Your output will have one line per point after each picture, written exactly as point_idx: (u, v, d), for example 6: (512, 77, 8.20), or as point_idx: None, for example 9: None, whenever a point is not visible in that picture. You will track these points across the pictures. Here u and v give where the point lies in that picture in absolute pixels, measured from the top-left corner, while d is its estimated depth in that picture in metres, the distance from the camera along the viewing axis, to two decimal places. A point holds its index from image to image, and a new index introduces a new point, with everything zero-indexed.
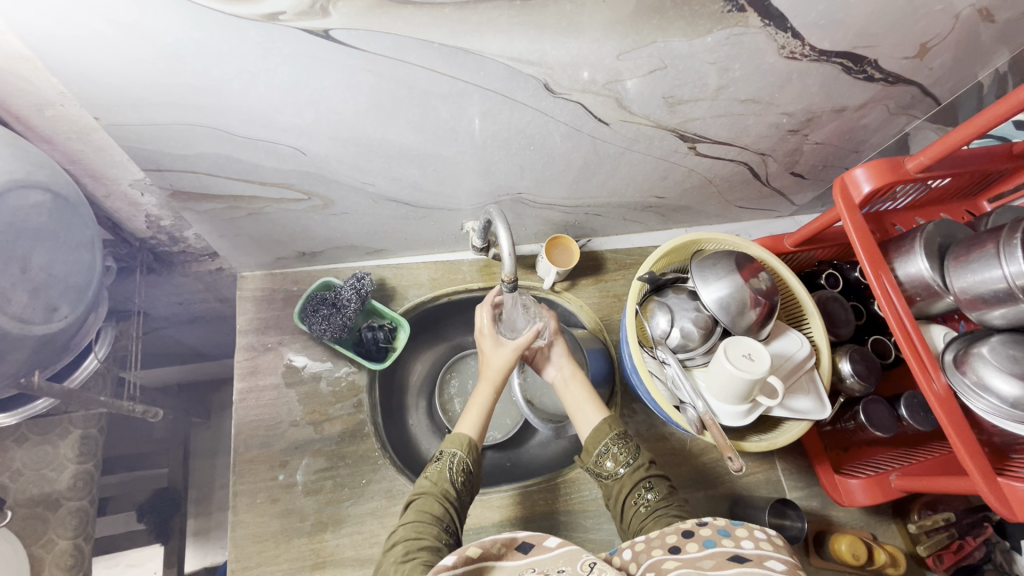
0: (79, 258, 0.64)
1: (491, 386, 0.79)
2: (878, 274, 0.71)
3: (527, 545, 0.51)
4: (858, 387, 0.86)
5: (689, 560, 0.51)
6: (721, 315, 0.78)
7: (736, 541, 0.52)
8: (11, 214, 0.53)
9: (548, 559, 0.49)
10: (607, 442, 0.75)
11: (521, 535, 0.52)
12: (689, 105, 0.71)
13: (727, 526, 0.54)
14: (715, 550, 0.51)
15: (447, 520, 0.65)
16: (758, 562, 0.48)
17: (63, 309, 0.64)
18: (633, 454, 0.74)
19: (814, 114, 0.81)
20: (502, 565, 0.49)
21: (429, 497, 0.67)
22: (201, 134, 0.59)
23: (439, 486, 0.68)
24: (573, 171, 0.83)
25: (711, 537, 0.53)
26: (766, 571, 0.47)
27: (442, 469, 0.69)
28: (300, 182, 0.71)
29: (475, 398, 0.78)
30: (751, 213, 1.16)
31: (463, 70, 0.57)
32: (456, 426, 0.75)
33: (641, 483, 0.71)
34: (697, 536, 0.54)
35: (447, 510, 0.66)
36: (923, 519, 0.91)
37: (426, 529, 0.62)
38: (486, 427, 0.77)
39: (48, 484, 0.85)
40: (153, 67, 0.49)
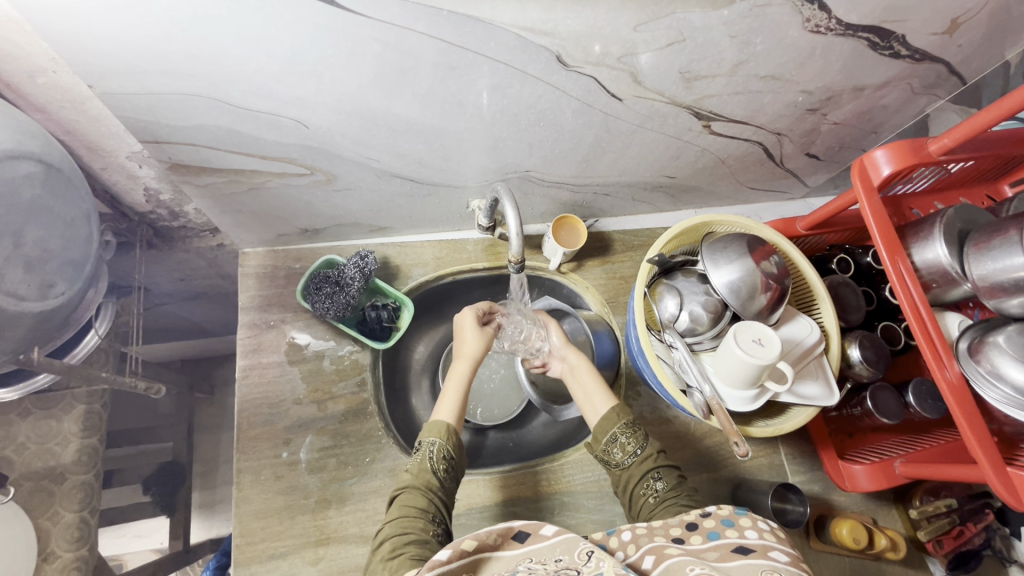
0: (74, 233, 0.62)
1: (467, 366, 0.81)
2: (895, 260, 0.69)
3: (523, 535, 0.51)
4: (866, 373, 0.85)
5: (694, 550, 0.52)
6: (728, 298, 0.77)
7: (740, 530, 0.53)
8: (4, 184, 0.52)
9: (546, 547, 0.49)
10: (615, 431, 0.74)
11: (517, 524, 0.52)
12: (706, 81, 0.68)
13: (731, 515, 0.55)
14: (719, 542, 0.52)
15: (434, 510, 0.65)
16: (762, 552, 0.49)
17: (59, 286, 0.62)
18: (642, 445, 0.73)
19: (834, 93, 0.78)
20: (499, 556, 0.49)
21: (413, 490, 0.66)
22: (200, 105, 0.57)
23: (421, 477, 0.67)
24: (583, 148, 0.80)
25: (715, 528, 0.54)
26: (770, 562, 0.47)
27: (422, 460, 0.69)
28: (302, 156, 0.69)
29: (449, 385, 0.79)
30: (762, 195, 1.14)
31: (472, 40, 0.54)
32: (432, 414, 0.75)
33: (650, 473, 0.71)
34: (701, 528, 0.55)
35: (432, 499, 0.66)
36: (924, 505, 0.92)
37: (412, 523, 0.62)
38: (463, 412, 0.77)
39: (53, 458, 0.84)
40: (148, 32, 0.47)
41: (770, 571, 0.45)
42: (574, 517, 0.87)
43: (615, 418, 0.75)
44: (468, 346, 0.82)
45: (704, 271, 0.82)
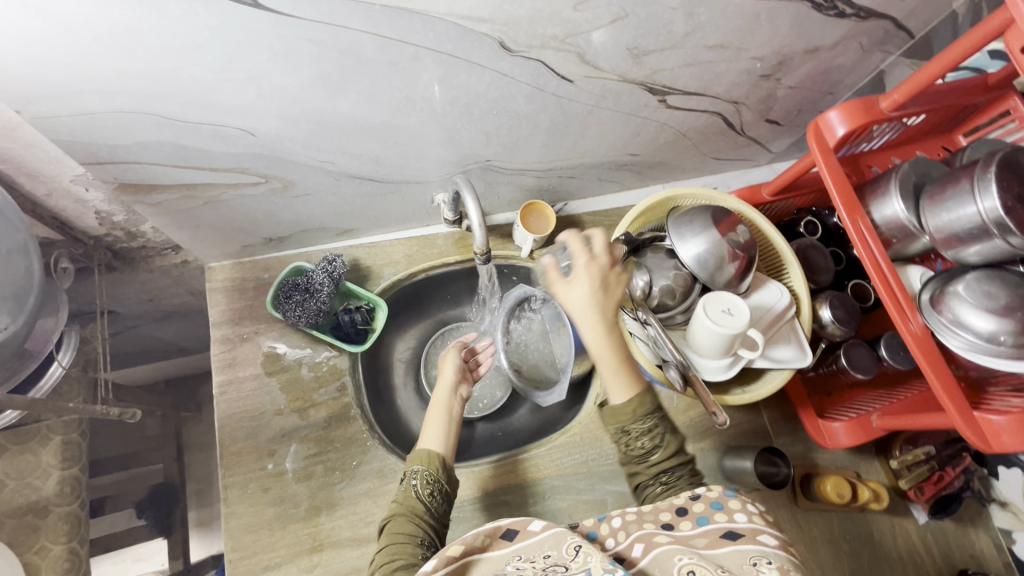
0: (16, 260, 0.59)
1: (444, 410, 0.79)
2: (855, 219, 0.70)
3: (511, 532, 0.53)
4: (838, 332, 0.87)
5: (683, 537, 0.53)
6: (696, 271, 0.78)
7: (729, 514, 0.55)
8: None
9: (534, 544, 0.52)
10: (642, 423, 0.70)
11: (505, 524, 0.54)
12: (655, 55, 0.68)
13: (720, 498, 0.57)
14: (708, 529, 0.54)
15: (422, 535, 0.65)
16: (751, 537, 0.51)
17: (0, 322, 0.59)
18: (660, 440, 0.70)
19: (786, 57, 0.78)
20: (487, 557, 0.52)
21: (399, 517, 0.66)
22: (139, 121, 0.55)
23: (407, 504, 0.68)
24: (542, 133, 0.80)
25: (704, 513, 0.56)
26: (760, 547, 0.49)
27: (407, 490, 0.69)
28: (254, 165, 0.67)
29: (431, 415, 0.78)
30: (729, 165, 1.14)
31: (410, 33, 0.53)
32: (419, 443, 0.74)
33: (663, 470, 0.69)
34: (691, 513, 0.56)
35: (420, 524, 0.66)
36: (904, 454, 0.94)
37: (401, 550, 0.62)
38: (455, 445, 0.76)
39: (35, 492, 0.83)
40: (69, 50, 0.45)
41: (758, 557, 0.48)
42: (566, 500, 0.88)
43: (646, 404, 0.70)
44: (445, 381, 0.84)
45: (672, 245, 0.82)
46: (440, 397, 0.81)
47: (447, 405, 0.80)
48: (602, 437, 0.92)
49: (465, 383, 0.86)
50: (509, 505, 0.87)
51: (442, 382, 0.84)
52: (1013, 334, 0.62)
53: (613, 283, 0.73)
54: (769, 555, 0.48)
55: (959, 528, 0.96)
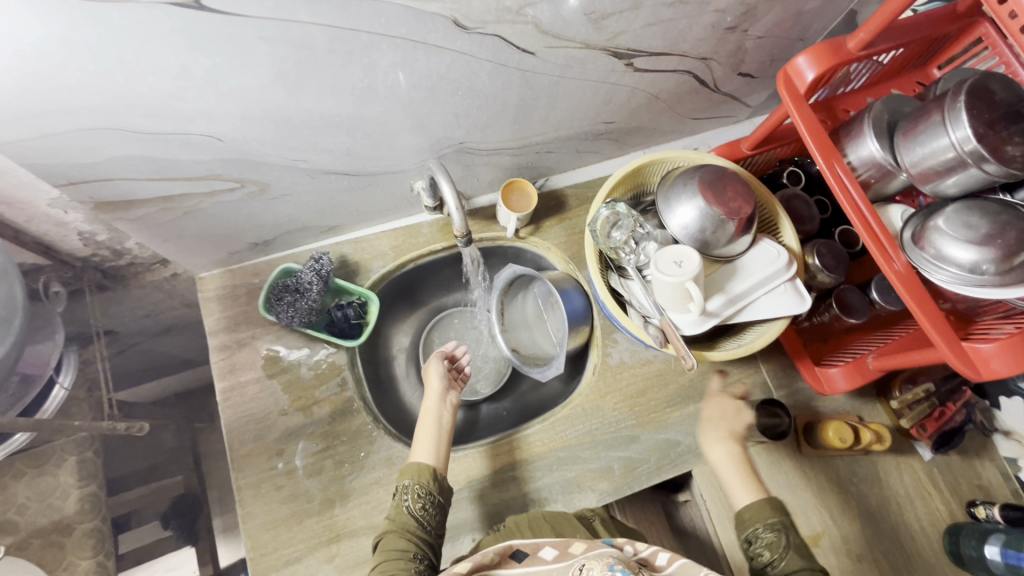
0: None
1: (434, 418, 0.80)
2: (830, 163, 0.70)
3: (521, 554, 0.60)
4: (829, 280, 0.87)
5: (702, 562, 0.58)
6: (725, 211, 0.76)
7: None
8: None
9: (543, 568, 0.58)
10: (761, 529, 0.71)
11: (515, 545, 0.60)
12: (614, 18, 0.67)
13: None
14: None
15: (415, 549, 0.66)
16: None
17: None
18: (784, 553, 0.69)
19: (749, 7, 0.77)
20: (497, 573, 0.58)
21: (392, 532, 0.68)
22: (104, 137, 0.56)
23: (398, 520, 0.69)
24: (511, 110, 0.80)
25: None
26: None
27: (399, 505, 0.70)
28: (226, 170, 0.68)
29: (423, 426, 0.79)
30: (708, 123, 1.14)
31: (361, 20, 0.53)
32: (409, 456, 0.76)
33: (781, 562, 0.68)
34: None
35: (412, 539, 0.67)
36: (904, 394, 0.95)
37: (394, 567, 0.64)
38: (446, 451, 0.77)
39: (57, 511, 0.85)
40: (23, 71, 0.46)
41: None
42: (573, 470, 0.90)
43: (766, 513, 0.72)
44: (432, 392, 0.84)
45: (687, 194, 0.79)
46: (429, 406, 0.82)
47: (435, 412, 0.81)
48: (603, 406, 0.94)
49: (453, 389, 0.86)
50: (517, 480, 0.89)
51: (430, 393, 0.84)
52: (995, 262, 0.62)
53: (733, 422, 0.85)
54: None
55: (965, 460, 0.98)
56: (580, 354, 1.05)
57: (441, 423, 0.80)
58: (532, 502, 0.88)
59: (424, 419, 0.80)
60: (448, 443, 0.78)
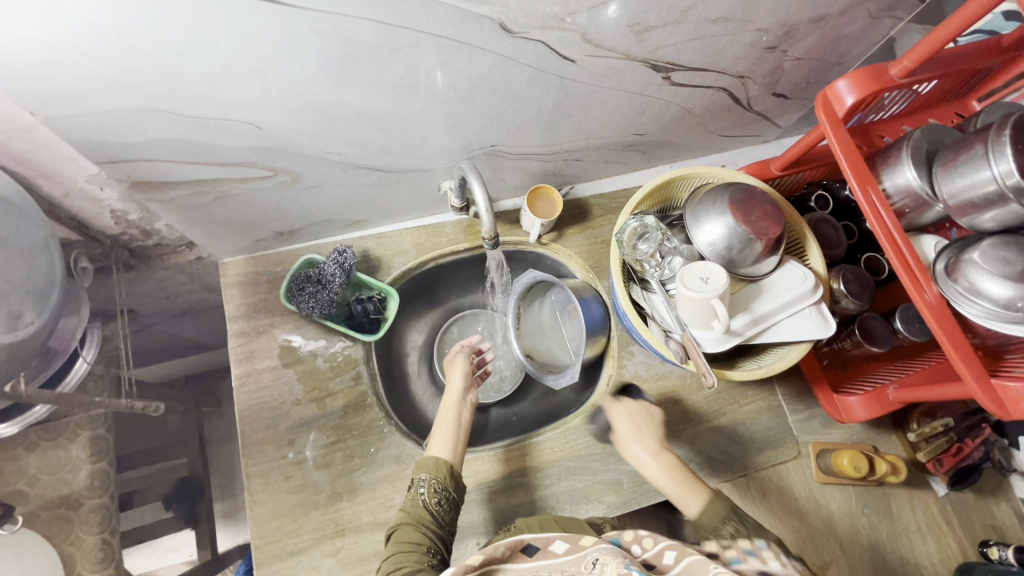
0: (34, 262, 0.60)
1: (453, 413, 0.80)
2: (866, 189, 0.69)
3: (532, 548, 0.57)
4: (853, 306, 0.87)
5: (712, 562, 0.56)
6: (754, 231, 0.75)
7: (763, 560, 0.57)
8: None
9: (554, 563, 0.56)
10: (722, 523, 0.63)
11: (526, 539, 0.58)
12: (658, 31, 0.67)
13: (754, 547, 0.58)
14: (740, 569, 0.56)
15: (429, 543, 0.66)
16: None
17: (27, 315, 0.59)
18: (751, 543, 0.60)
19: (791, 28, 0.77)
20: (507, 567, 0.56)
21: (408, 525, 0.68)
22: (149, 118, 0.56)
23: (414, 514, 0.69)
24: (545, 116, 0.80)
25: (737, 555, 0.58)
26: None
27: (414, 497, 0.71)
28: (262, 158, 0.68)
29: (441, 421, 0.79)
30: (736, 142, 1.13)
31: (411, 18, 0.53)
32: (425, 450, 0.76)
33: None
34: (723, 555, 0.58)
35: (426, 532, 0.67)
36: (923, 427, 0.93)
37: (407, 558, 0.63)
38: (461, 451, 0.77)
39: (67, 485, 0.85)
40: (80, 49, 0.46)
41: None
42: (581, 480, 0.89)
43: (717, 509, 0.65)
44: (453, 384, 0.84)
45: (716, 210, 0.78)
46: (449, 402, 0.82)
47: (453, 407, 0.81)
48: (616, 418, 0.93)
49: (473, 388, 0.86)
50: (525, 487, 0.88)
51: (450, 388, 0.84)
52: None
53: (647, 423, 0.82)
54: None
55: (979, 499, 0.96)
56: (595, 364, 1.04)
57: (459, 421, 0.79)
58: (538, 509, 0.87)
59: (444, 412, 0.80)
60: (464, 443, 0.78)
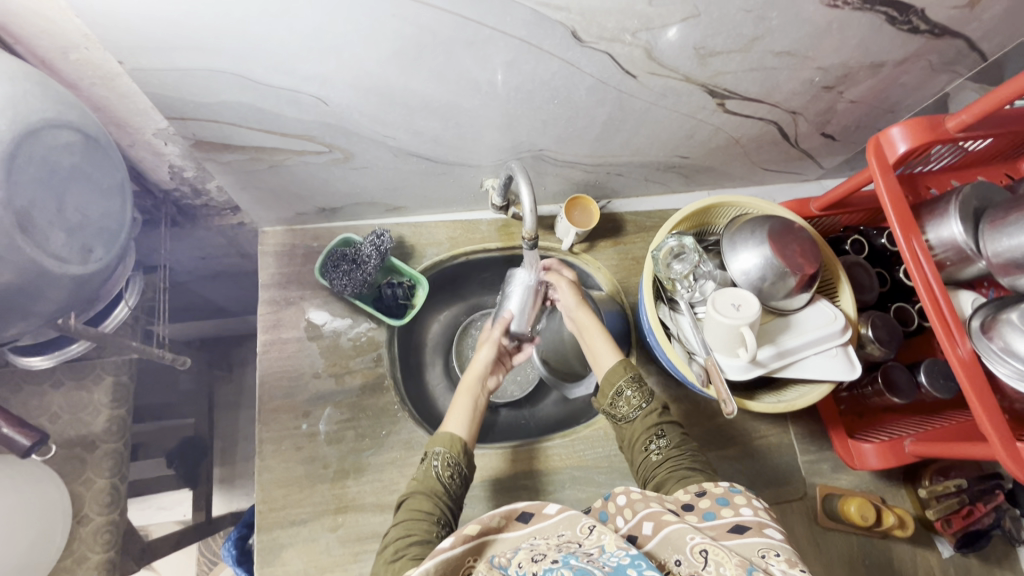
0: (110, 204, 0.65)
1: (470, 396, 0.78)
2: (908, 237, 0.69)
3: (527, 515, 0.56)
4: (878, 353, 0.86)
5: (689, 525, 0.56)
6: (790, 262, 0.76)
7: (736, 508, 0.57)
8: (46, 151, 0.56)
9: (549, 525, 0.54)
10: (625, 383, 0.78)
11: (521, 507, 0.56)
12: (721, 57, 0.68)
13: (726, 495, 0.59)
14: (716, 522, 0.56)
15: (440, 514, 0.66)
16: (759, 530, 0.53)
17: (97, 251, 0.66)
18: (646, 402, 0.77)
19: (850, 70, 0.78)
20: (503, 538, 0.54)
21: (419, 495, 0.67)
22: (225, 81, 0.58)
23: (426, 484, 0.68)
24: (597, 128, 0.81)
25: (710, 507, 0.58)
26: (767, 540, 0.52)
27: (426, 469, 0.70)
28: (321, 133, 0.70)
29: (458, 401, 0.77)
30: (777, 177, 1.13)
31: (489, 15, 0.55)
32: (441, 424, 0.75)
33: (652, 432, 0.75)
34: (697, 508, 0.59)
35: (438, 504, 0.67)
36: (934, 484, 0.92)
37: (416, 526, 0.64)
38: (476, 432, 0.76)
39: (85, 427, 0.87)
40: (177, 6, 0.48)
41: (767, 549, 0.50)
42: (584, 491, 0.89)
43: (623, 372, 0.79)
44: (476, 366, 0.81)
45: (756, 238, 0.78)
46: (467, 385, 0.79)
47: (472, 388, 0.79)
48: None
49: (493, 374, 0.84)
50: (529, 490, 0.89)
51: (472, 369, 0.81)
52: None
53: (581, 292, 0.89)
54: (777, 548, 0.50)
55: (984, 566, 0.94)
56: None
57: (476, 401, 0.78)
58: None
59: (461, 391, 0.78)
60: (478, 425, 0.77)
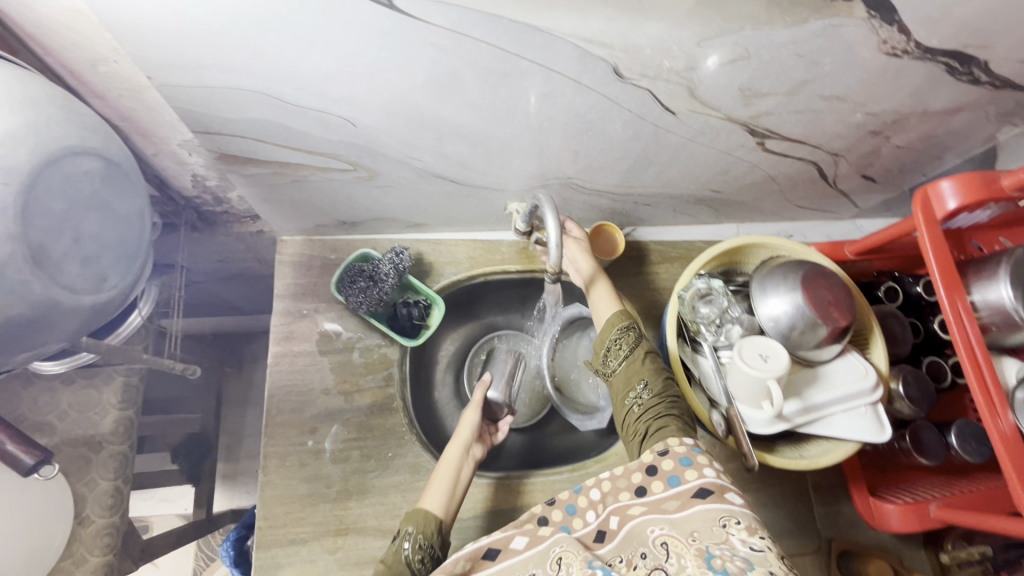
0: (128, 228, 0.65)
1: (453, 467, 0.75)
2: (953, 298, 0.66)
3: (492, 552, 0.55)
4: (907, 411, 0.83)
5: (655, 501, 0.56)
6: (827, 317, 0.72)
7: (697, 468, 0.57)
8: (66, 179, 0.55)
9: (517, 561, 0.53)
10: (614, 335, 0.75)
11: (484, 545, 0.55)
12: (767, 98, 0.65)
13: (688, 453, 0.59)
14: (679, 488, 0.56)
15: None
16: (720, 493, 0.54)
17: (112, 278, 0.64)
18: (632, 353, 0.74)
19: (900, 117, 0.74)
20: None
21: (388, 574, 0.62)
22: (253, 100, 0.57)
23: (394, 569, 0.63)
24: (629, 160, 0.78)
25: (674, 472, 0.58)
26: (727, 505, 0.53)
27: (397, 551, 0.64)
28: (348, 153, 0.69)
29: (441, 470, 0.75)
30: (809, 214, 1.10)
31: (529, 49, 0.53)
32: (420, 499, 0.71)
33: (637, 379, 0.72)
34: (661, 472, 0.58)
35: None
36: (957, 550, 0.88)
37: None
38: (455, 509, 0.72)
39: (92, 427, 0.87)
40: (209, 28, 0.47)
41: (727, 517, 0.52)
42: None
43: (617, 321, 0.75)
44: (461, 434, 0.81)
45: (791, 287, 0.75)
46: (450, 455, 0.77)
47: (454, 460, 0.76)
48: None
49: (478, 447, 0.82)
50: None
51: (456, 440, 0.80)
52: None
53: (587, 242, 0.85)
54: (737, 514, 0.52)
55: None
56: None
57: (457, 473, 0.75)
58: None
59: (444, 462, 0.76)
60: (457, 503, 0.73)
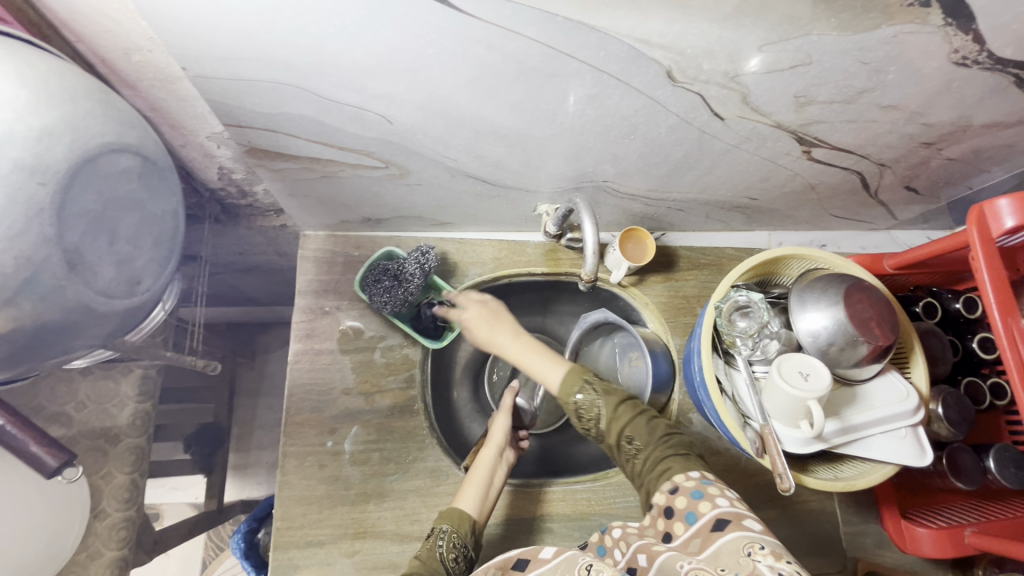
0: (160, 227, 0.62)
1: (487, 467, 0.76)
2: (1008, 323, 0.63)
3: (522, 562, 0.55)
4: (945, 432, 0.80)
5: (679, 542, 0.54)
6: (869, 334, 0.69)
7: (711, 500, 0.56)
8: (102, 176, 0.54)
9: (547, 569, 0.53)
10: (581, 386, 0.69)
11: (514, 556, 0.56)
12: (821, 106, 0.62)
13: (699, 487, 0.58)
14: (698, 525, 0.54)
15: None
16: (737, 522, 0.52)
17: (145, 283, 0.63)
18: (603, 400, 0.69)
19: (957, 128, 0.71)
20: None
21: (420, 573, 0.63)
22: (289, 95, 0.55)
23: (430, 564, 0.64)
24: (668, 164, 0.75)
25: (690, 509, 0.56)
26: (747, 532, 0.50)
27: (431, 547, 0.66)
28: (380, 150, 0.66)
29: (475, 472, 0.75)
30: (844, 224, 1.06)
31: (581, 49, 0.50)
32: (455, 498, 0.73)
33: (623, 433, 0.67)
34: (678, 513, 0.57)
35: None
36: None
37: None
38: (489, 506, 0.74)
39: (110, 419, 0.86)
40: (250, 19, 0.45)
41: (751, 545, 0.48)
42: None
43: (575, 379, 0.70)
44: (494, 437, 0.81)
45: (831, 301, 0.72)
46: (484, 455, 0.78)
47: (488, 458, 0.77)
48: None
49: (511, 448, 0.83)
50: (554, 533, 0.85)
51: (489, 442, 0.80)
52: None
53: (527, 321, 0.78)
54: (761, 541, 0.49)
55: None
56: None
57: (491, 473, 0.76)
58: None
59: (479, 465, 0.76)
60: (493, 499, 0.75)
